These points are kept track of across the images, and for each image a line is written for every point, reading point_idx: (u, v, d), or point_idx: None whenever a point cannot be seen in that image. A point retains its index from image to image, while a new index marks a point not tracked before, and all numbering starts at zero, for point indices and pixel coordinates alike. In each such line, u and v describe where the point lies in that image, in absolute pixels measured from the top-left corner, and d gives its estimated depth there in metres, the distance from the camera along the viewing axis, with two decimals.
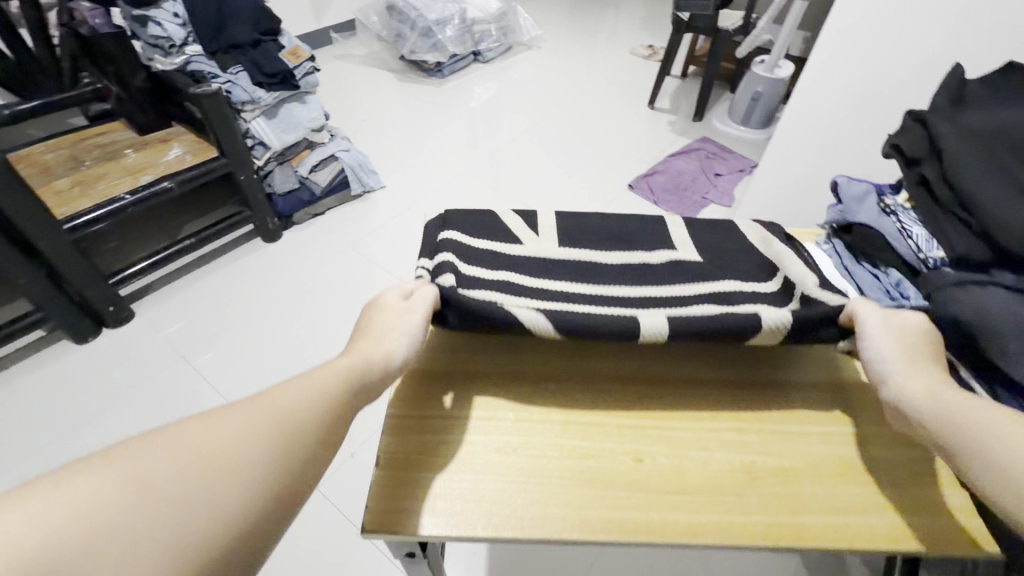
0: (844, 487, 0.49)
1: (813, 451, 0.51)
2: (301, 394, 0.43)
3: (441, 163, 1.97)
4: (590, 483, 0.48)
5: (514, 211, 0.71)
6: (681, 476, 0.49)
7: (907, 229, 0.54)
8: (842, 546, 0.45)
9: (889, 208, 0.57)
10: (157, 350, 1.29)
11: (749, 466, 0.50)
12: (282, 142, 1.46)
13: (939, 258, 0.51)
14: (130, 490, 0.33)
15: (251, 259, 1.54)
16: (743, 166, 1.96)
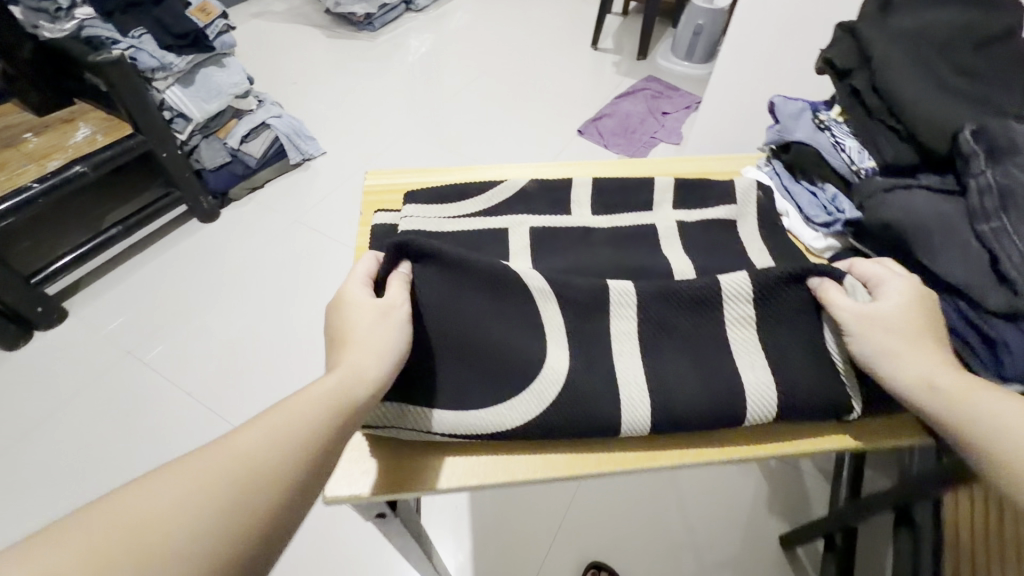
0: None
1: None
2: (286, 426, 0.33)
3: (383, 124, 1.88)
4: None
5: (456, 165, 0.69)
6: None
7: (840, 143, 0.55)
8: (800, 448, 0.46)
9: (824, 123, 0.57)
10: (100, 349, 1.21)
11: None
12: (203, 112, 1.35)
13: (871, 168, 0.53)
14: (99, 564, 0.25)
15: (189, 243, 1.44)
16: (689, 103, 1.96)
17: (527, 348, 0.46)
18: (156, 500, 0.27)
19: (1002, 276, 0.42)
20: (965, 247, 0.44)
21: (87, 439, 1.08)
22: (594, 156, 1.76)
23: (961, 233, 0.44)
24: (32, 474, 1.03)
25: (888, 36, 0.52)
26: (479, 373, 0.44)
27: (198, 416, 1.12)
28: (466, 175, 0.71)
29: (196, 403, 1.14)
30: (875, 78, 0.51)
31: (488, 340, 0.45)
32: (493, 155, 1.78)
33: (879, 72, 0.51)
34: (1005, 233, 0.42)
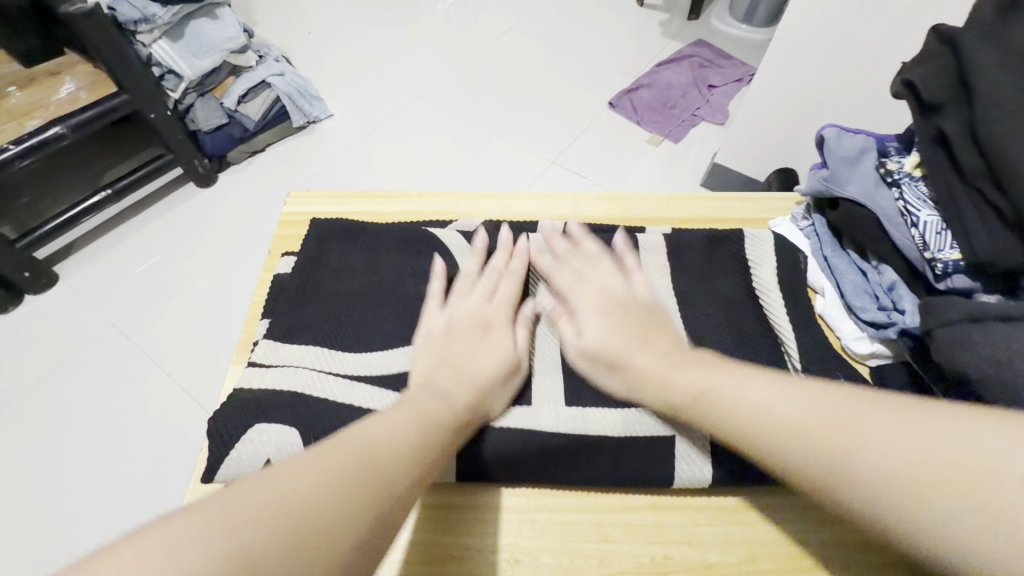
0: None
1: (750, 544, 0.43)
2: (410, 411, 0.39)
3: (397, 83, 1.73)
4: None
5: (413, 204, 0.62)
6: None
7: (909, 211, 0.46)
8: None
9: (892, 176, 0.49)
10: (86, 318, 1.19)
11: (663, 561, 0.42)
12: (197, 70, 1.26)
13: (951, 261, 0.43)
14: (306, 505, 0.30)
15: (183, 209, 1.38)
16: (741, 76, 1.72)
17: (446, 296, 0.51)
18: (283, 485, 0.30)
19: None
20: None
21: (65, 413, 1.07)
22: (624, 134, 1.58)
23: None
24: (10, 444, 1.03)
25: (998, 72, 0.41)
26: (392, 309, 0.50)
27: (174, 400, 1.09)
28: (440, 202, 0.63)
29: (175, 385, 1.11)
30: (976, 131, 0.41)
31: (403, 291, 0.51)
32: (512, 125, 1.61)
33: (982, 123, 0.41)
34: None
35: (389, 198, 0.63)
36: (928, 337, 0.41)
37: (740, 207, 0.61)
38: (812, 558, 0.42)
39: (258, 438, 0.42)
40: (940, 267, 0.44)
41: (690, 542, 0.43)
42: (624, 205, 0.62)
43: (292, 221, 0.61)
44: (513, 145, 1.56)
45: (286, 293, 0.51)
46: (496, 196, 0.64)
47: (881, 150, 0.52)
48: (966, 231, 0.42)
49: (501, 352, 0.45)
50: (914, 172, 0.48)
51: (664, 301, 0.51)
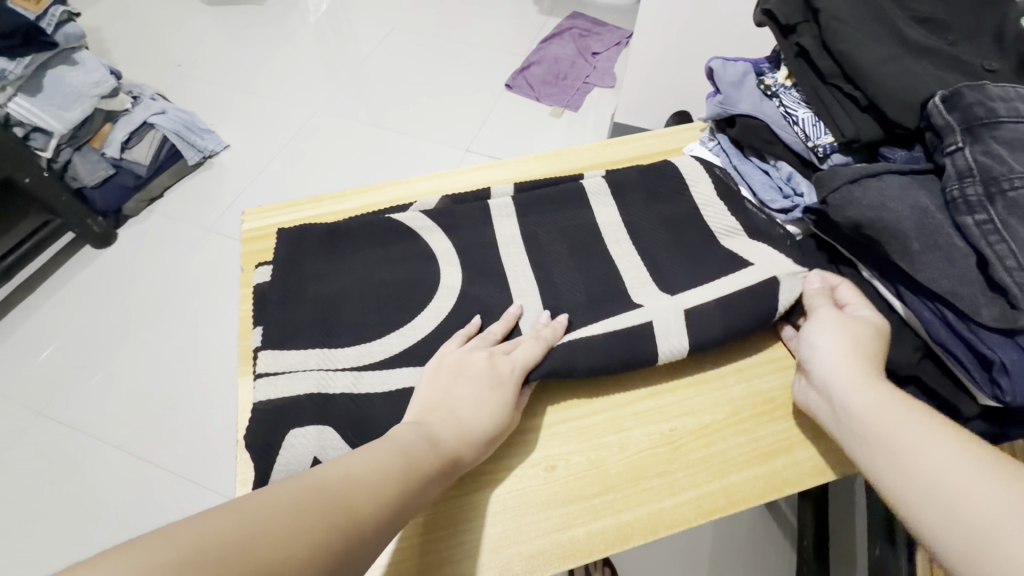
0: (764, 426, 0.49)
1: (732, 398, 0.51)
2: (393, 453, 0.37)
3: (290, 101, 1.67)
4: (529, 510, 0.45)
5: (357, 204, 0.63)
6: (600, 470, 0.47)
7: (790, 113, 0.55)
8: (771, 498, 0.45)
9: (771, 89, 0.58)
10: (4, 413, 1.08)
11: (669, 435, 0.49)
12: (66, 122, 1.16)
13: (828, 144, 0.52)
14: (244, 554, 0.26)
15: (86, 273, 1.27)
16: (619, 40, 1.84)
17: (423, 274, 0.54)
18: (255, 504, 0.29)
19: (993, 281, 0.40)
20: (947, 247, 0.42)
21: (11, 518, 0.97)
22: (527, 111, 1.65)
23: (937, 222, 0.43)
24: None
25: None
26: (376, 299, 0.52)
27: (134, 470, 1.02)
28: (393, 191, 0.65)
29: (130, 455, 1.04)
30: (824, 37, 0.51)
31: (384, 279, 0.53)
32: (418, 122, 1.62)
33: (828, 29, 0.51)
34: (990, 228, 0.41)
35: (344, 196, 0.64)
36: (825, 204, 0.48)
37: (657, 143, 0.69)
38: (783, 398, 0.50)
39: (295, 440, 0.44)
40: (822, 150, 0.52)
41: (687, 413, 0.50)
42: (560, 159, 0.67)
43: (249, 237, 0.60)
44: (423, 141, 1.57)
45: (273, 294, 0.53)
46: (445, 173, 0.67)
47: (757, 72, 0.60)
48: (835, 119, 0.51)
49: (496, 414, 0.43)
50: (786, 83, 0.58)
51: (620, 234, 0.57)
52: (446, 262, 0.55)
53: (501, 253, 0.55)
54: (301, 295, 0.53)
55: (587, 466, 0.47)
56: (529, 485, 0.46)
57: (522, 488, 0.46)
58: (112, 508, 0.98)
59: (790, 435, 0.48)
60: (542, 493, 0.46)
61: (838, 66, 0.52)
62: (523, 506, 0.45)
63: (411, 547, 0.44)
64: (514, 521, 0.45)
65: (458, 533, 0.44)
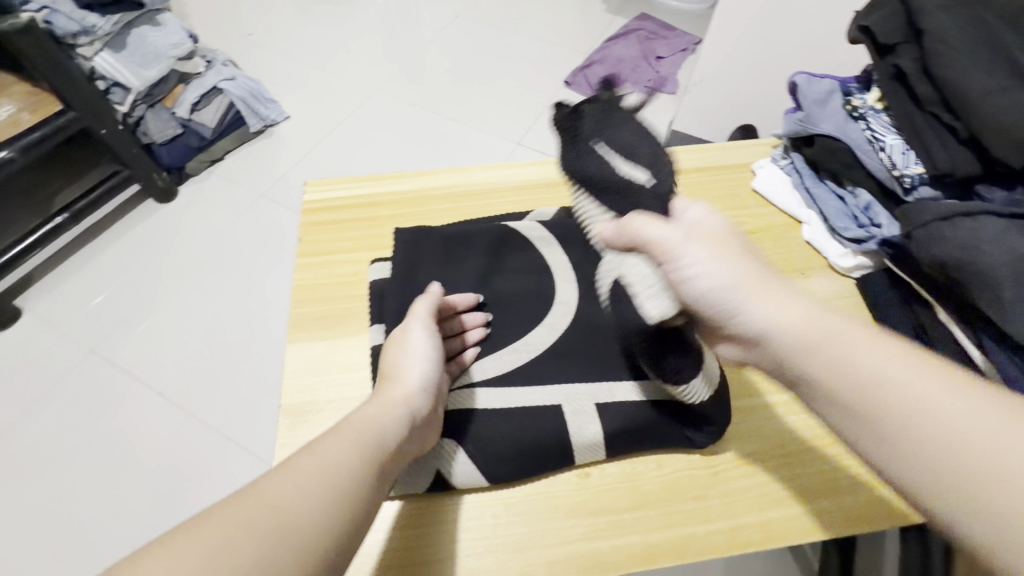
0: (807, 465, 0.48)
1: (776, 431, 0.50)
2: (349, 443, 0.37)
3: (352, 78, 1.70)
4: (556, 515, 0.45)
5: (411, 184, 0.64)
6: (634, 486, 0.47)
7: (877, 139, 0.53)
8: (809, 538, 0.45)
9: (858, 111, 0.55)
10: (60, 348, 1.15)
11: (708, 459, 0.49)
12: (144, 80, 1.22)
13: (917, 175, 0.49)
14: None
15: (147, 226, 1.33)
16: (686, 46, 1.79)
17: (539, 283, 0.54)
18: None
19: None
20: None
21: (57, 449, 1.04)
22: None
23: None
24: (2, 488, 0.99)
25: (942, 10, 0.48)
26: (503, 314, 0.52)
27: (170, 418, 1.07)
28: (451, 177, 0.65)
29: (168, 404, 1.09)
30: (926, 62, 0.48)
31: (506, 291, 0.53)
32: (473, 111, 1.62)
33: (931, 53, 0.48)
34: None
35: (404, 176, 0.65)
36: (908, 240, 0.46)
37: (724, 155, 0.67)
38: (828, 439, 0.50)
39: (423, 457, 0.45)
40: (908, 181, 0.50)
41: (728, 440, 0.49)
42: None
43: (307, 208, 0.61)
44: (475, 130, 1.57)
45: (387, 297, 0.52)
46: (503, 165, 0.66)
47: (844, 91, 0.57)
48: (929, 149, 0.48)
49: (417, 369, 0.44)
50: (876, 106, 0.55)
51: None
52: (497, 257, 0.55)
53: (551, 255, 0.56)
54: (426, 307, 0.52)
55: (618, 481, 0.47)
56: (559, 490, 0.47)
57: (549, 495, 0.47)
58: (147, 451, 1.04)
59: (832, 477, 0.48)
60: (572, 499, 0.46)
61: (938, 93, 0.49)
62: (550, 510, 0.46)
63: (438, 531, 0.45)
64: (536, 527, 0.45)
65: (480, 530, 0.45)
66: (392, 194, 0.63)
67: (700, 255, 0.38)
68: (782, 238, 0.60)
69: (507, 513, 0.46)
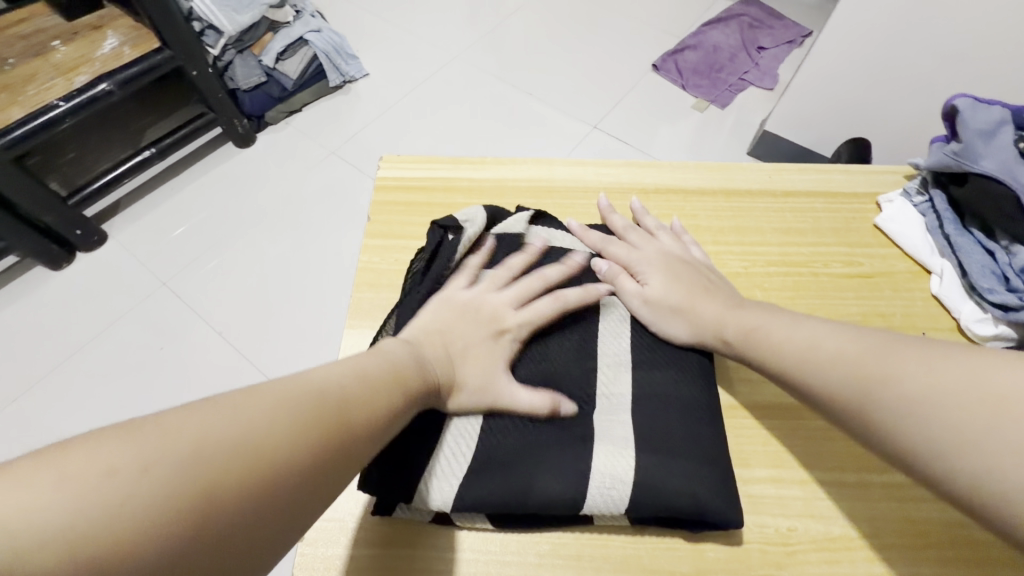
0: (907, 564, 0.43)
1: (871, 514, 0.45)
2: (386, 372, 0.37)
3: (434, 40, 1.67)
4: (605, 565, 0.43)
5: (485, 172, 0.61)
6: (696, 550, 0.43)
7: None
8: None
9: None
10: (137, 277, 1.22)
11: (786, 533, 0.44)
12: (236, 25, 1.25)
13: None
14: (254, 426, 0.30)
15: (224, 169, 1.38)
16: (793, 38, 1.64)
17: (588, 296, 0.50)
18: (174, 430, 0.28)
19: None
20: None
21: (124, 370, 1.11)
22: (668, 99, 1.53)
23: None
24: (75, 397, 1.08)
25: None
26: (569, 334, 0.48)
27: (226, 358, 1.13)
28: (532, 169, 0.61)
29: (226, 344, 1.14)
30: None
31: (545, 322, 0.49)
32: (551, 88, 1.55)
33: None
34: None
35: (483, 163, 0.62)
36: None
37: (846, 180, 0.60)
38: (938, 535, 0.44)
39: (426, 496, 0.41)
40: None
41: (808, 515, 0.45)
42: (725, 175, 0.60)
43: (382, 185, 0.60)
44: (551, 107, 1.51)
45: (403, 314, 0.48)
46: (592, 161, 0.62)
47: (1019, 123, 0.51)
48: None
49: (495, 368, 0.44)
50: None
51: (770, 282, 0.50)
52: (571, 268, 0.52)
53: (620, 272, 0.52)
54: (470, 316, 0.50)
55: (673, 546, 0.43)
56: (613, 541, 0.44)
57: (595, 543, 0.44)
58: (202, 385, 1.10)
59: None
60: (625, 552, 0.43)
61: None
62: (600, 560, 0.43)
63: (480, 561, 0.43)
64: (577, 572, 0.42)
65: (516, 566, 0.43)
66: (465, 180, 0.60)
67: (656, 285, 0.49)
68: (904, 290, 0.53)
69: (549, 553, 0.43)
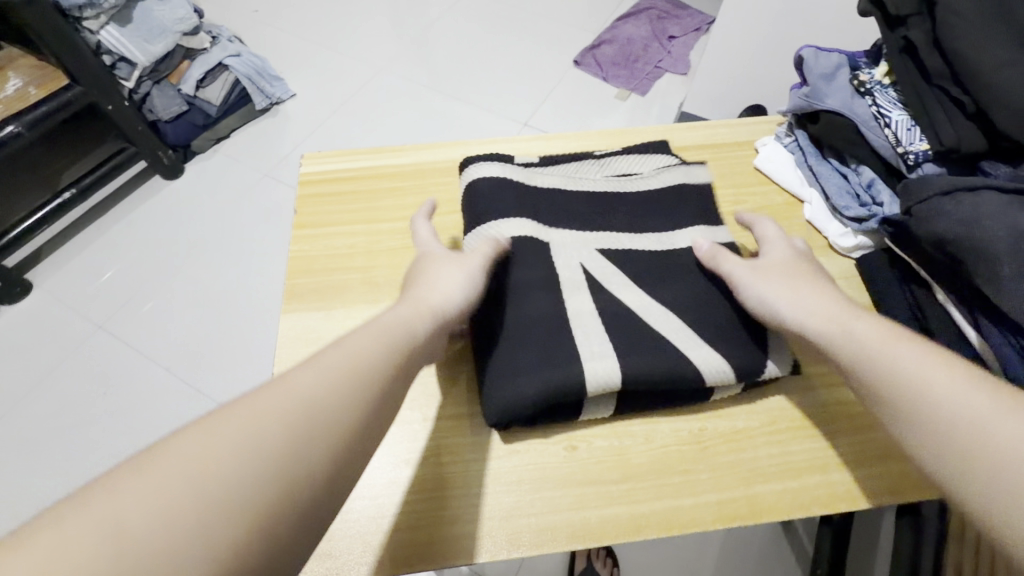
0: (804, 443, 0.48)
1: (772, 405, 0.50)
2: (353, 382, 0.35)
3: (359, 55, 1.68)
4: (547, 484, 0.46)
5: (409, 159, 0.64)
6: (621, 458, 0.47)
7: (882, 114, 0.55)
8: (798, 514, 0.45)
9: (864, 87, 0.57)
10: (70, 323, 1.17)
11: (699, 433, 0.49)
12: (149, 55, 1.23)
13: (921, 151, 0.52)
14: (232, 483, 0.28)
15: (154, 203, 1.34)
16: (698, 25, 1.75)
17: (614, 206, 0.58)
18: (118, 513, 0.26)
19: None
20: None
21: (67, 420, 1.06)
22: (592, 91, 1.60)
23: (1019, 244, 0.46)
24: (16, 455, 1.02)
25: None
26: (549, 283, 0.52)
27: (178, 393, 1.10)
28: (450, 151, 0.65)
29: (175, 379, 1.11)
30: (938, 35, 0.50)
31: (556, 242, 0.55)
32: (480, 91, 1.60)
33: (945, 24, 0.50)
34: None
35: (403, 150, 0.65)
36: (909, 215, 0.48)
37: (729, 133, 0.69)
38: (829, 416, 0.50)
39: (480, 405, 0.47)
40: (913, 158, 0.52)
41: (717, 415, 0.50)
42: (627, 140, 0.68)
43: (306, 180, 0.62)
44: (482, 110, 1.56)
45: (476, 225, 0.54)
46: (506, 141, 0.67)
47: (852, 66, 0.60)
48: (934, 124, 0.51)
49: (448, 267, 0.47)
50: (883, 80, 0.57)
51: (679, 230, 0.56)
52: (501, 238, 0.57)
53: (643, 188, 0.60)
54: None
55: (601, 457, 0.47)
56: (548, 460, 0.47)
57: (531, 465, 0.47)
58: (154, 424, 1.06)
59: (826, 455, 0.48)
60: (561, 471, 0.47)
61: (947, 66, 0.51)
62: (540, 481, 0.46)
63: (437, 508, 0.45)
64: (515, 491, 0.46)
65: (460, 499, 0.45)
66: (391, 167, 0.63)
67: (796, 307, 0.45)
68: (784, 219, 0.62)
69: (490, 480, 0.46)
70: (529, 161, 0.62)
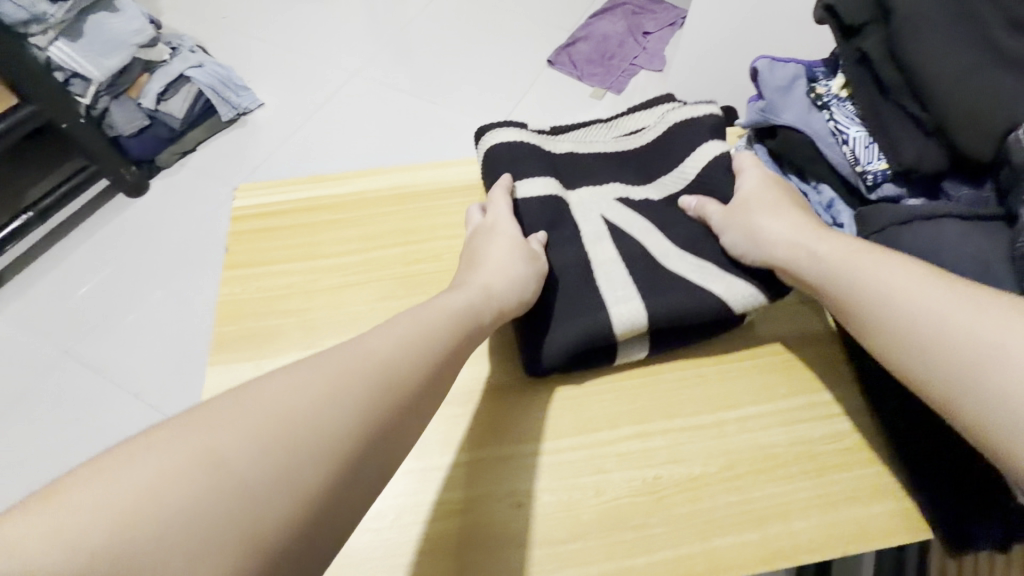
0: (761, 490, 0.49)
1: (728, 447, 0.51)
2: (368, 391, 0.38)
3: (329, 61, 1.64)
4: (500, 545, 0.47)
5: (352, 188, 0.65)
6: (572, 515, 0.48)
7: (839, 130, 0.56)
8: (754, 567, 0.46)
9: (822, 100, 0.57)
10: (34, 350, 1.13)
11: (653, 483, 0.49)
12: (104, 70, 1.19)
13: (881, 171, 0.53)
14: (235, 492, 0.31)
15: (119, 222, 1.30)
16: (674, 19, 1.73)
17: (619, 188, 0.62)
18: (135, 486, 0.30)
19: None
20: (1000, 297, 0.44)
21: (33, 451, 1.03)
22: (567, 91, 1.57)
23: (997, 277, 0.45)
24: None
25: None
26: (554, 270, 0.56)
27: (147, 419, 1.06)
28: (392, 178, 0.65)
29: (144, 405, 1.08)
30: (894, 49, 0.49)
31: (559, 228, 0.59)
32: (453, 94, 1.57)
33: (899, 41, 0.49)
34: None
35: (346, 178, 0.65)
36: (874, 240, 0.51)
37: None
38: (784, 458, 0.51)
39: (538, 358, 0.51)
40: (872, 178, 0.54)
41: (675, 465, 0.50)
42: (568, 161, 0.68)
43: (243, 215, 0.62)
44: (456, 114, 1.52)
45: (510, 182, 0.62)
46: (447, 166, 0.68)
47: (810, 77, 0.60)
48: (894, 145, 0.52)
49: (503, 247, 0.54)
50: (840, 93, 0.57)
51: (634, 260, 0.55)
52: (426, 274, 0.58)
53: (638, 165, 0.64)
54: (356, 312, 0.55)
55: (558, 514, 0.48)
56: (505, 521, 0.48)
57: (489, 525, 0.48)
58: None
59: (786, 502, 0.48)
60: (514, 531, 0.47)
61: (904, 81, 0.50)
62: (494, 542, 0.47)
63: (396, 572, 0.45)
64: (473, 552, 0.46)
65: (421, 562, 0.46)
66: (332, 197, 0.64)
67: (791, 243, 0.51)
68: None
69: (449, 543, 0.47)
70: (541, 129, 0.69)
